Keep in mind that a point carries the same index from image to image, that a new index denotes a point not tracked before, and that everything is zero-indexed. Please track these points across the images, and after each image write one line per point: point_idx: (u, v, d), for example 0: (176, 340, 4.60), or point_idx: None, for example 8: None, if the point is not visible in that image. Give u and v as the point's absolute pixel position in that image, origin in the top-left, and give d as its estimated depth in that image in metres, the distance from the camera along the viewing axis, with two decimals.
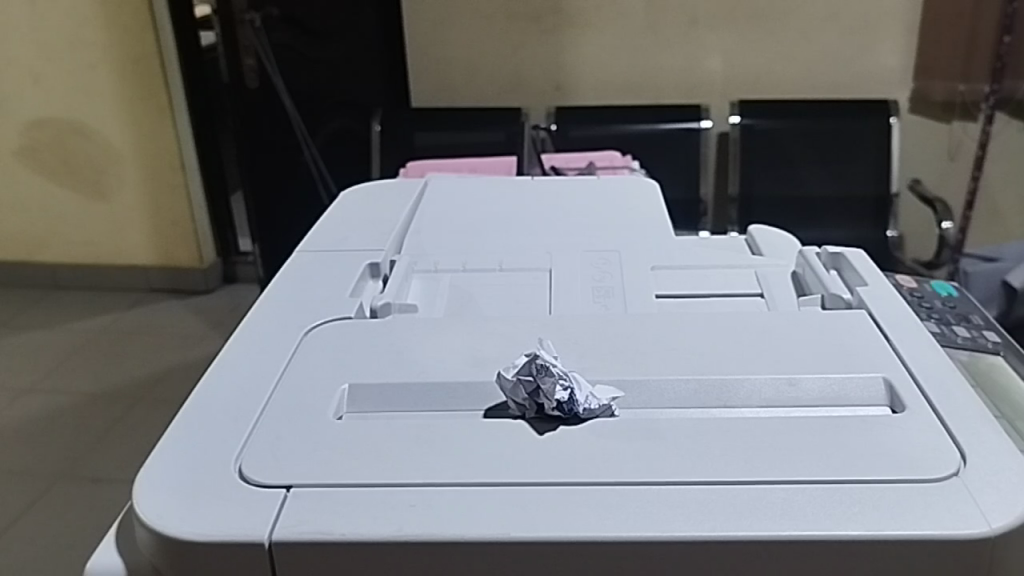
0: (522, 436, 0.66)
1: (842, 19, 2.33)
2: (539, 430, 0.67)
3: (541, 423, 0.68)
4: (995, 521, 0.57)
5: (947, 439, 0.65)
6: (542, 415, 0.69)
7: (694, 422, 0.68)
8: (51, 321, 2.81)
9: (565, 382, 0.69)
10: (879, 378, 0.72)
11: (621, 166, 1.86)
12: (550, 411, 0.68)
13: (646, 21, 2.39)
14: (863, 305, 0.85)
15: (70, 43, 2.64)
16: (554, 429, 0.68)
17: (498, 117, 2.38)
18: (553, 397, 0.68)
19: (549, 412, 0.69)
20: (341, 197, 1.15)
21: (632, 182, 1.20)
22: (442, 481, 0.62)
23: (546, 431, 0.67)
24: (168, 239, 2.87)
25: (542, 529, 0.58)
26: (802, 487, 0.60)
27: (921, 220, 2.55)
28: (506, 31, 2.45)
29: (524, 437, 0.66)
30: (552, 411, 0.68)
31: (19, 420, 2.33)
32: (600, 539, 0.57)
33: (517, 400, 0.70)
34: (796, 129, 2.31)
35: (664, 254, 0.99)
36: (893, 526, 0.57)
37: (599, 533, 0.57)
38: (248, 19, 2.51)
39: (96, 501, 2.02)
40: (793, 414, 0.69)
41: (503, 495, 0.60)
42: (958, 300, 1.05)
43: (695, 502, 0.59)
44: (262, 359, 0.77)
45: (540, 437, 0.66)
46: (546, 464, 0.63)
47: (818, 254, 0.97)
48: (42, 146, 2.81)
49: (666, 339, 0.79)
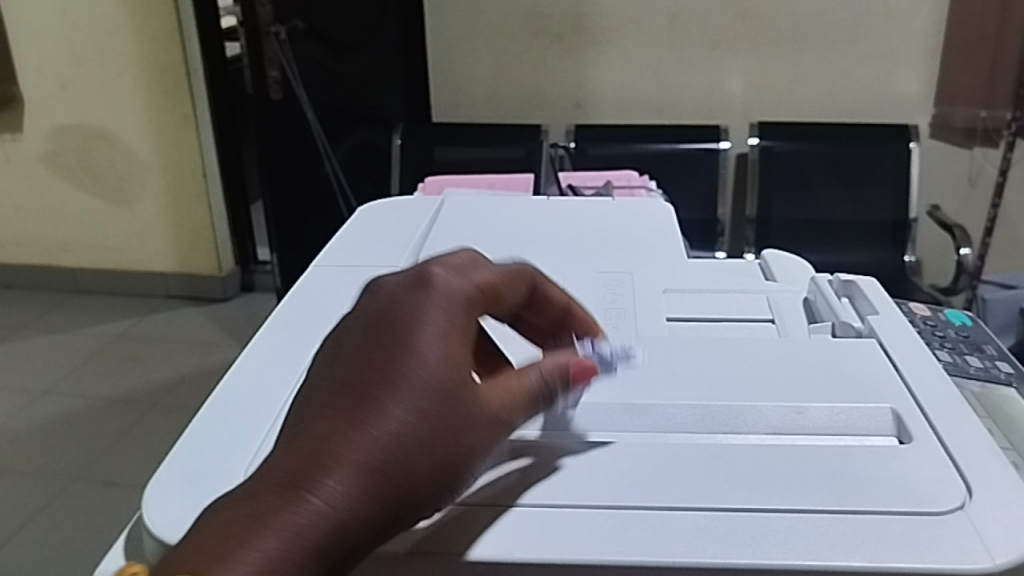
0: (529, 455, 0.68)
1: (864, 43, 2.34)
2: (546, 453, 0.68)
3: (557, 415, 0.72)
4: (998, 557, 0.58)
5: (953, 472, 0.65)
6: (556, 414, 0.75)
7: (698, 450, 0.69)
8: (70, 325, 2.84)
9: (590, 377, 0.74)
10: (887, 409, 0.73)
11: (638, 186, 1.87)
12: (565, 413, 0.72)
13: (667, 43, 2.40)
14: (873, 333, 0.85)
15: (97, 52, 2.69)
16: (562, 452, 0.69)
17: (520, 133, 2.39)
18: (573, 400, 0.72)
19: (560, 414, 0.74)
20: (359, 211, 1.17)
21: (648, 204, 1.21)
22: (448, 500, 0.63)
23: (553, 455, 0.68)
24: (189, 247, 2.89)
25: (541, 550, 0.59)
26: (807, 516, 0.61)
27: (941, 246, 2.55)
28: (528, 48, 2.47)
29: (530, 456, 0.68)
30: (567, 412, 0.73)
31: (35, 422, 2.36)
32: (599, 564, 0.58)
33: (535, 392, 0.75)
34: (815, 152, 2.32)
35: (679, 278, 0.99)
36: (894, 559, 0.58)
37: (598, 558, 0.58)
38: (273, 32, 2.42)
39: (109, 505, 2.06)
40: (799, 443, 0.70)
41: (508, 517, 0.62)
42: (973, 330, 1.05)
43: (698, 529, 0.61)
44: (277, 370, 0.78)
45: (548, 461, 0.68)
46: (555, 488, 0.65)
47: (830, 281, 0.97)
48: (67, 152, 2.85)
49: (672, 366, 0.79)
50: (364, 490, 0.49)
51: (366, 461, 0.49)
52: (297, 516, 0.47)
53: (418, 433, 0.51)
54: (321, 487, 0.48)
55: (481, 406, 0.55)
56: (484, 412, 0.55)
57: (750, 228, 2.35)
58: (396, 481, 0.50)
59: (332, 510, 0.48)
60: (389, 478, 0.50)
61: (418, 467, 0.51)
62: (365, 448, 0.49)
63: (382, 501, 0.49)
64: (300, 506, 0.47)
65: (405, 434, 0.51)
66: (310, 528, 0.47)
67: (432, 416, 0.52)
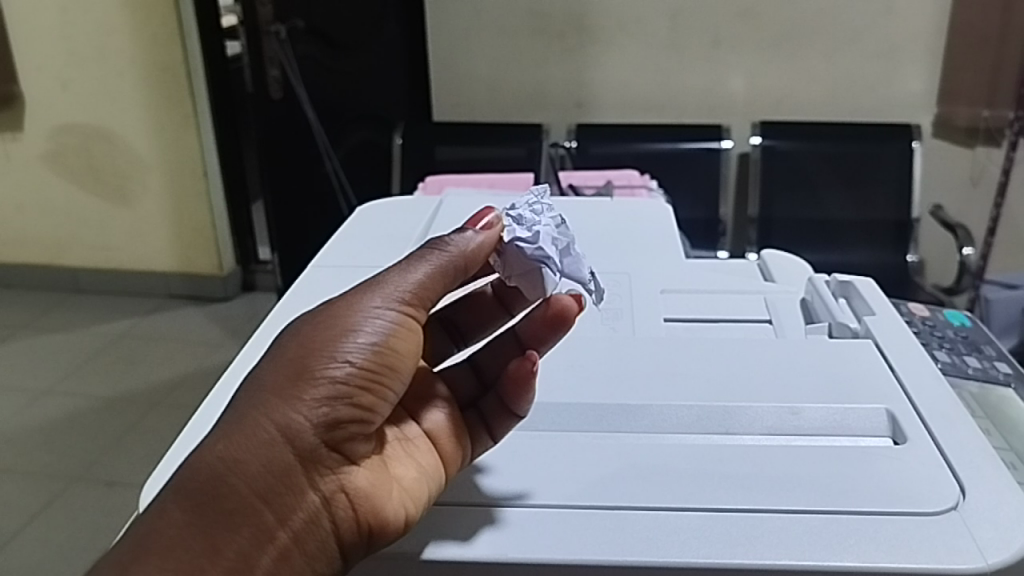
0: (544, 450, 0.70)
1: (865, 42, 2.33)
2: (558, 448, 0.70)
3: (507, 247, 0.66)
4: (991, 556, 0.58)
5: (946, 472, 0.65)
6: (536, 269, 0.67)
7: (692, 449, 0.69)
8: (72, 324, 2.84)
9: (547, 223, 0.68)
10: (882, 410, 0.72)
11: (639, 186, 1.87)
12: (519, 240, 0.67)
13: (668, 42, 2.40)
14: (870, 334, 0.85)
15: (97, 52, 2.69)
16: (575, 445, 0.70)
17: (521, 132, 2.39)
18: (517, 226, 0.67)
19: (533, 259, 0.66)
20: (358, 211, 1.17)
21: (647, 204, 1.21)
22: (451, 501, 0.65)
23: (566, 449, 0.70)
24: (189, 246, 2.90)
25: (538, 551, 0.60)
26: (800, 517, 0.61)
27: (944, 246, 2.54)
28: (529, 48, 2.47)
29: (546, 452, 0.69)
30: (524, 242, 0.66)
31: (37, 422, 2.36)
32: (596, 563, 0.59)
33: (511, 280, 0.68)
34: (816, 152, 2.31)
35: (677, 278, 0.99)
36: (886, 558, 0.58)
37: (595, 557, 0.59)
38: (273, 31, 2.51)
39: (110, 504, 2.06)
40: (794, 443, 0.70)
41: (510, 517, 0.63)
42: (972, 330, 1.05)
43: (691, 530, 0.61)
44: None
45: (559, 455, 0.69)
46: (560, 486, 0.66)
47: (827, 282, 0.97)
48: (68, 152, 2.86)
49: (669, 366, 0.79)
50: (240, 416, 0.56)
51: (230, 403, 0.58)
52: (181, 475, 0.55)
53: (271, 360, 0.59)
54: (212, 440, 0.56)
55: (343, 307, 0.61)
56: (343, 307, 0.61)
57: (752, 228, 2.35)
58: (259, 394, 0.57)
59: (209, 442, 0.56)
60: (252, 397, 0.57)
61: (287, 369, 0.57)
62: (233, 402, 0.58)
63: (252, 409, 0.56)
64: (195, 463, 0.55)
65: (263, 370, 0.58)
66: (206, 468, 0.54)
67: (281, 342, 0.60)
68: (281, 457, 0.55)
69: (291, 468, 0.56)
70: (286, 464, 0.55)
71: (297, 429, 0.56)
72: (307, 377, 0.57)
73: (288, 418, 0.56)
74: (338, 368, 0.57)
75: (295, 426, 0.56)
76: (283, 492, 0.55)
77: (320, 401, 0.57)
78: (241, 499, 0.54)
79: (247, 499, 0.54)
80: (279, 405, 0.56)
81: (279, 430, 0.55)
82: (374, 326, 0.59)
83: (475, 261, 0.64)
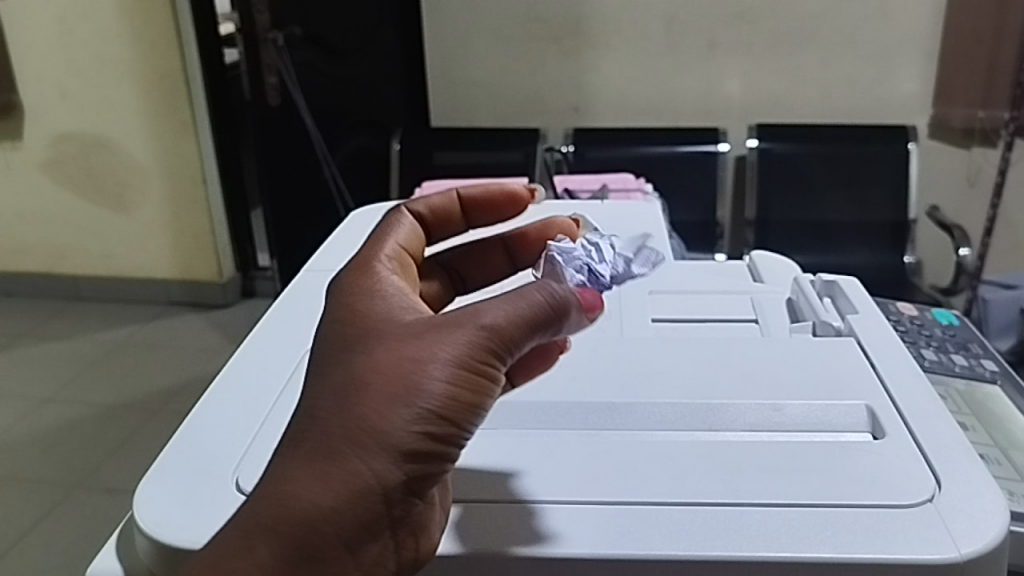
0: (546, 442, 0.71)
1: (859, 45, 2.35)
2: (560, 441, 0.72)
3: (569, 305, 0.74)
4: (964, 547, 0.59)
5: (923, 465, 0.66)
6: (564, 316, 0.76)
7: (677, 445, 0.70)
8: (70, 332, 2.86)
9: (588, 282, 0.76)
10: (862, 406, 0.74)
11: (634, 189, 1.88)
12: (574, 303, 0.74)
13: (664, 46, 2.42)
14: (852, 333, 0.86)
15: (97, 61, 2.71)
16: (572, 440, 0.72)
17: (518, 137, 2.40)
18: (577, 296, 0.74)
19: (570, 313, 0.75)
20: (354, 216, 1.18)
21: (638, 207, 1.22)
22: (465, 499, 0.65)
23: (569, 443, 0.71)
24: (190, 253, 2.91)
25: (554, 546, 0.61)
26: (777, 509, 0.63)
27: (940, 245, 2.55)
28: (527, 53, 2.48)
29: (547, 444, 0.71)
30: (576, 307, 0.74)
31: (38, 429, 2.38)
32: (595, 556, 0.60)
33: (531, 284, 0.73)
34: (809, 153, 2.32)
35: (664, 280, 1.00)
36: (862, 550, 0.59)
37: (595, 551, 0.60)
38: (272, 38, 2.47)
39: (108, 512, 2.07)
40: (777, 440, 0.71)
41: (522, 513, 0.64)
42: (959, 329, 1.06)
43: (676, 523, 0.62)
44: (263, 374, 0.81)
45: (562, 448, 0.70)
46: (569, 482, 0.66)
47: (813, 282, 0.98)
48: (67, 161, 2.87)
49: (659, 363, 0.81)
50: (334, 453, 0.50)
51: (313, 426, 0.51)
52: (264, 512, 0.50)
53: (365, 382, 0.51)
54: (301, 471, 0.50)
55: (451, 336, 0.53)
56: (448, 335, 0.53)
57: (749, 230, 2.36)
58: (355, 431, 0.50)
59: (293, 473, 0.50)
60: (348, 432, 0.50)
61: (388, 413, 0.50)
62: (313, 421, 0.51)
63: (346, 452, 0.50)
64: (277, 500, 0.50)
65: (354, 394, 0.51)
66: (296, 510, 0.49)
67: (377, 363, 0.52)
68: (374, 507, 0.50)
69: (379, 518, 0.51)
70: (375, 513, 0.51)
71: (391, 481, 0.50)
72: (406, 427, 0.50)
73: (385, 471, 0.50)
74: (445, 423, 0.51)
75: (390, 479, 0.50)
76: (365, 539, 0.51)
77: (423, 454, 0.51)
78: (326, 548, 0.50)
79: (332, 547, 0.50)
80: (377, 452, 0.50)
81: (375, 482, 0.50)
82: (480, 382, 0.52)
83: (580, 317, 0.57)
